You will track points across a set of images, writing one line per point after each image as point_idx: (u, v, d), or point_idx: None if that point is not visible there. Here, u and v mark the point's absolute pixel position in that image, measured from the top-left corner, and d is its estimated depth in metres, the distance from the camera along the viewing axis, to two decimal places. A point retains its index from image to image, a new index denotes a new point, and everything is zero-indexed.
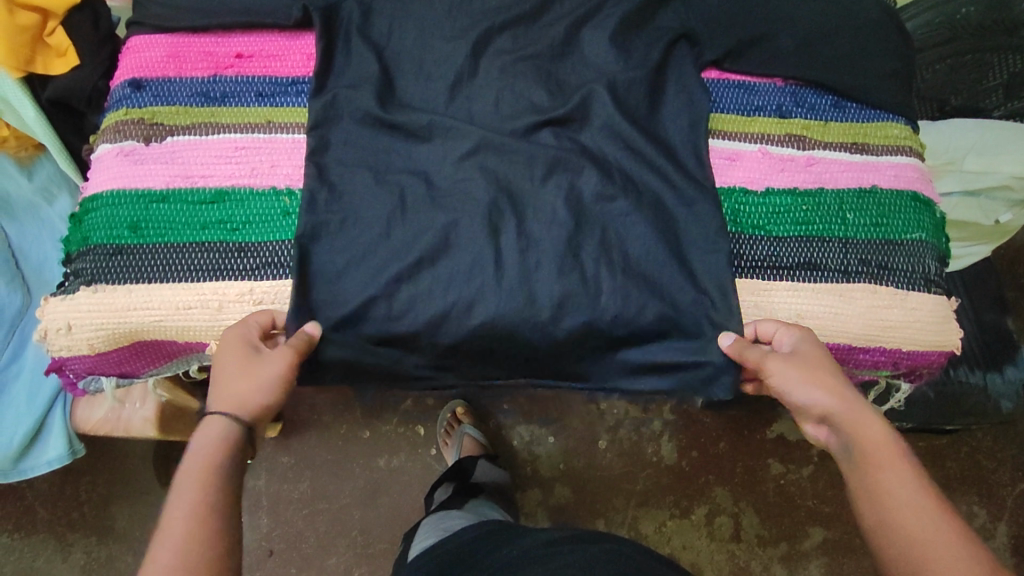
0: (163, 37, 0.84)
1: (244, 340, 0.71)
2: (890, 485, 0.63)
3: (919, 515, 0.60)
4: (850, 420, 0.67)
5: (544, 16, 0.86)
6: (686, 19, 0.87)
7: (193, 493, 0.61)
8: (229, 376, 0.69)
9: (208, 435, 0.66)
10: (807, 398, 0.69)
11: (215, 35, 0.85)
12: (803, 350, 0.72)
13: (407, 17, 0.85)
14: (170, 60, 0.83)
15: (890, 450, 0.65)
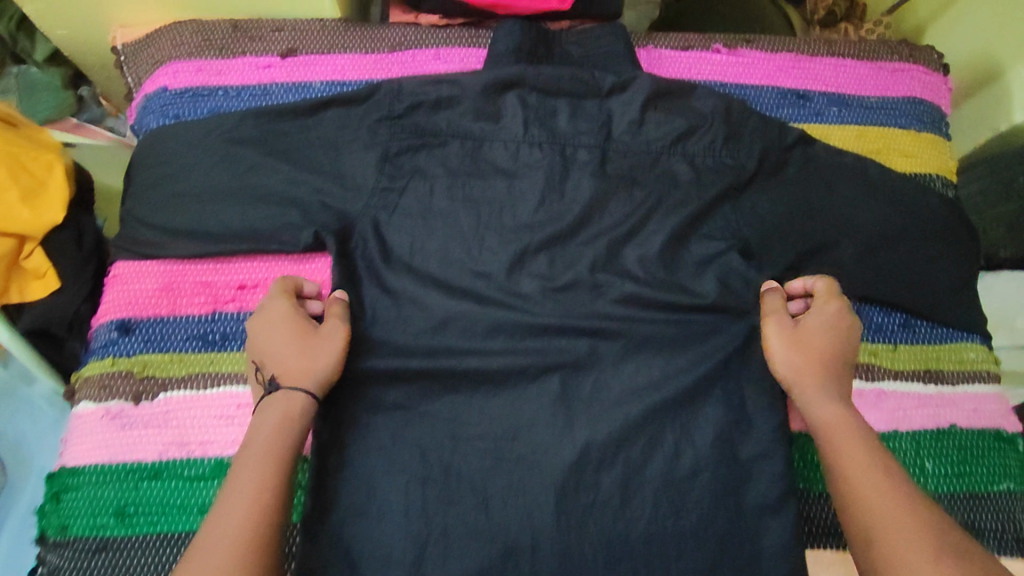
0: (155, 266, 0.76)
1: (282, 315, 0.69)
2: (841, 465, 0.62)
3: (874, 494, 0.59)
4: (805, 393, 0.69)
5: (582, 230, 0.79)
6: (736, 229, 0.80)
7: (255, 477, 0.59)
8: (281, 354, 0.67)
9: (263, 413, 0.63)
10: (784, 371, 0.71)
11: (214, 261, 0.77)
12: (805, 325, 0.73)
13: (430, 235, 0.78)
14: (163, 293, 0.75)
15: (842, 429, 0.65)
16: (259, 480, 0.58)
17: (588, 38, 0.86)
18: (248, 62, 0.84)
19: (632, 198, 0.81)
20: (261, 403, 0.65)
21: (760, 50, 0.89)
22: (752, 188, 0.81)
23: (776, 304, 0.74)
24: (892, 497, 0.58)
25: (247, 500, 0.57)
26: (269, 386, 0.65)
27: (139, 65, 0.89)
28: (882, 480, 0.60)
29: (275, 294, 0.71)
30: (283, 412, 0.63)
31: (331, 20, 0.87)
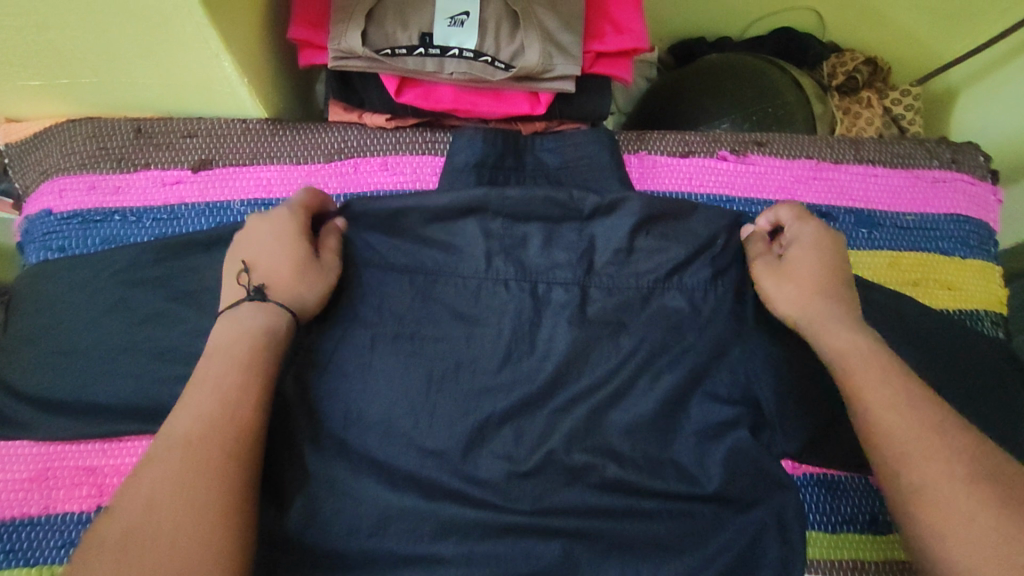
0: (27, 446, 0.62)
1: (283, 228, 0.62)
2: (865, 395, 0.54)
3: (896, 421, 0.52)
4: (813, 324, 0.60)
5: (559, 394, 0.63)
6: (747, 386, 0.64)
7: (205, 403, 0.51)
8: (276, 262, 0.61)
9: (243, 317, 0.57)
10: (786, 308, 0.62)
11: (102, 439, 0.62)
12: (794, 254, 0.64)
13: (366, 401, 0.62)
14: (34, 485, 0.61)
15: (858, 354, 0.56)
16: (215, 394, 0.52)
17: (568, 145, 0.72)
18: (152, 176, 0.70)
19: (621, 348, 0.65)
20: (243, 305, 0.58)
21: (774, 156, 0.74)
22: (765, 333, 0.67)
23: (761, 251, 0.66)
24: (915, 428, 0.51)
25: (199, 423, 0.50)
26: (255, 297, 0.59)
27: (27, 173, 0.74)
28: (906, 413, 0.52)
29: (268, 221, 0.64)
30: (255, 326, 0.57)
31: (255, 121, 0.71)
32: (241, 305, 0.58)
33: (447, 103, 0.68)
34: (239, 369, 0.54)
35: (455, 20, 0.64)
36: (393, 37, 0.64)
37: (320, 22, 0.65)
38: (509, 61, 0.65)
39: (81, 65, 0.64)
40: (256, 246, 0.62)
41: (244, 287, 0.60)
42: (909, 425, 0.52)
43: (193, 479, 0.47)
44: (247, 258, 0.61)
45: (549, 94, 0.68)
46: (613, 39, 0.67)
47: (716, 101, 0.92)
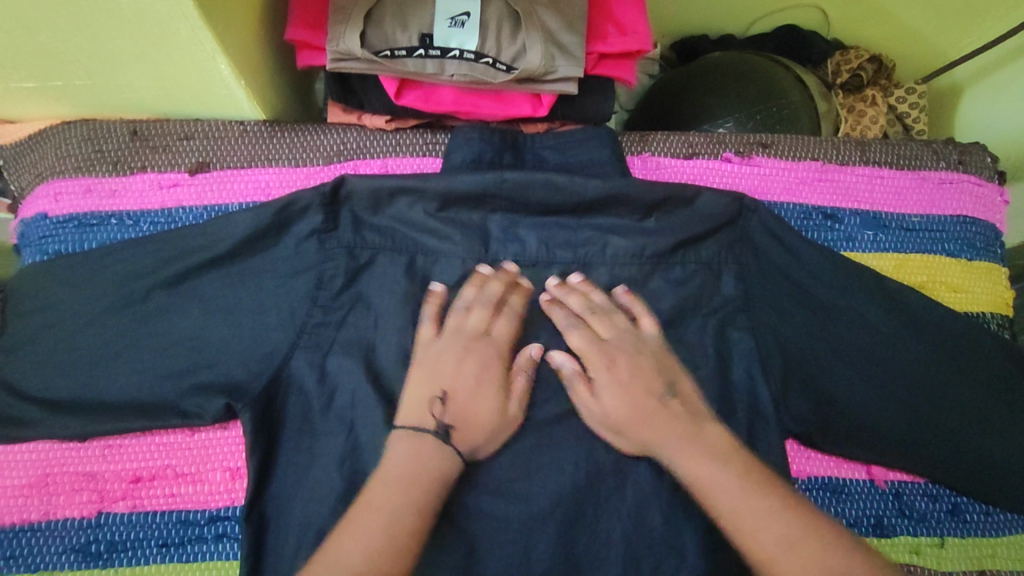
0: (24, 450, 0.61)
1: (484, 362, 0.61)
2: (648, 437, 0.58)
3: (708, 471, 0.54)
4: (632, 427, 0.59)
5: (559, 397, 0.62)
6: (750, 388, 0.64)
7: (391, 500, 0.51)
8: (475, 415, 0.58)
9: (419, 447, 0.55)
10: (632, 445, 0.59)
11: (102, 443, 0.61)
12: (591, 352, 0.62)
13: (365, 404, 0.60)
14: (32, 490, 0.60)
15: (664, 433, 0.57)
16: (384, 530, 0.49)
17: (569, 142, 0.70)
18: (149, 179, 0.69)
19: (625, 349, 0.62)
20: (422, 437, 0.56)
21: (779, 158, 0.73)
22: (775, 332, 0.65)
23: (581, 389, 0.61)
24: (756, 507, 0.52)
25: (389, 541, 0.49)
26: (439, 436, 0.56)
27: (22, 175, 0.73)
28: (718, 471, 0.54)
29: (454, 331, 0.62)
30: (421, 458, 0.54)
31: (252, 122, 0.70)
32: (414, 434, 0.56)
33: (448, 105, 0.67)
34: (416, 486, 0.53)
35: (455, 20, 0.63)
36: (392, 39, 0.63)
37: (319, 22, 0.64)
38: (511, 63, 0.63)
39: (76, 66, 0.63)
40: (438, 379, 0.59)
41: (438, 417, 0.57)
42: (716, 483, 0.54)
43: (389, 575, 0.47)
44: (444, 387, 0.59)
45: (551, 95, 0.67)
46: (617, 39, 0.66)
47: (718, 101, 0.91)
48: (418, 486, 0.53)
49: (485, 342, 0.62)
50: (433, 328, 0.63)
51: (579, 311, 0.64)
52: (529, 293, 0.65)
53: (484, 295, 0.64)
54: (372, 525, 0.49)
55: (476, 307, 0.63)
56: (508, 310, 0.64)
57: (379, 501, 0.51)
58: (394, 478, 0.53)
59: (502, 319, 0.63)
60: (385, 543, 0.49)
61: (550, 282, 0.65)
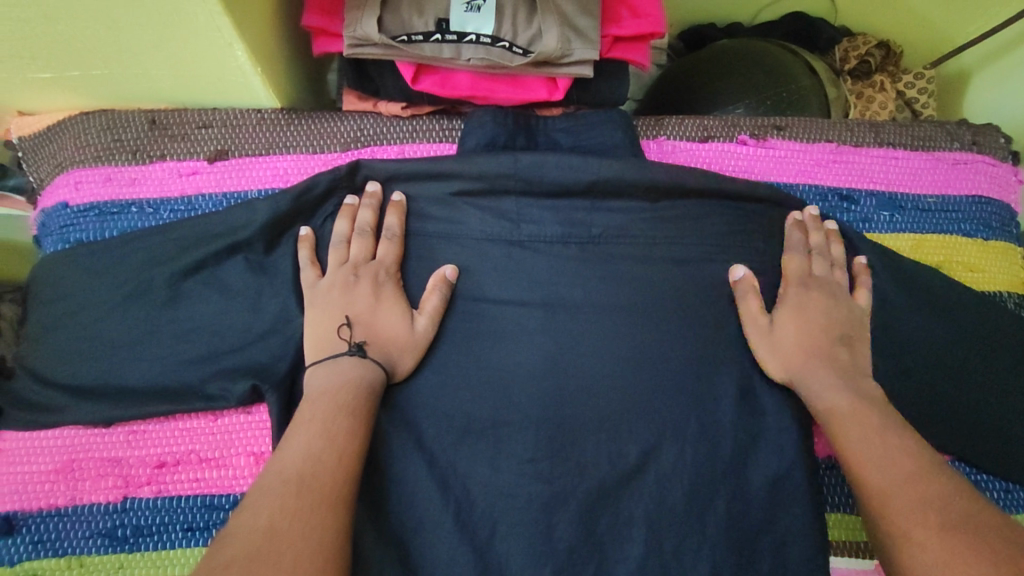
0: (49, 436, 0.61)
1: (366, 284, 0.62)
2: (828, 402, 0.59)
3: (899, 461, 0.52)
4: (802, 314, 0.64)
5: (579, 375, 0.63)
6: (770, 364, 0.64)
7: (336, 424, 0.52)
8: (395, 335, 0.60)
9: (340, 369, 0.57)
10: (781, 371, 0.62)
11: (125, 429, 0.61)
12: (819, 285, 0.66)
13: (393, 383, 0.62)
14: (58, 475, 0.60)
15: (817, 371, 0.61)
16: (323, 433, 0.51)
17: (583, 126, 0.71)
18: (168, 167, 0.69)
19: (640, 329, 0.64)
20: (337, 360, 0.57)
21: (794, 140, 0.73)
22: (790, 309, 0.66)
23: (753, 308, 0.64)
24: (918, 482, 0.50)
25: (328, 442, 0.50)
26: (355, 353, 0.58)
27: (42, 166, 0.74)
28: (887, 452, 0.53)
29: (336, 263, 0.63)
30: (352, 378, 0.56)
31: (269, 111, 0.70)
32: (337, 362, 0.57)
33: (464, 90, 0.67)
34: (345, 413, 0.53)
35: (471, 5, 0.63)
36: (409, 24, 0.63)
37: (334, 8, 0.65)
38: (527, 46, 0.64)
39: (93, 55, 0.63)
40: (338, 307, 0.60)
41: (347, 340, 0.59)
42: (890, 463, 0.52)
43: (333, 469, 0.48)
44: (348, 314, 0.60)
45: (566, 79, 0.67)
46: (631, 22, 0.66)
47: (729, 87, 0.91)
48: (325, 409, 0.53)
49: (374, 266, 0.63)
50: (316, 270, 0.63)
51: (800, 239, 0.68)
52: (403, 209, 0.66)
53: (385, 228, 0.65)
54: (310, 435, 0.50)
55: (356, 237, 0.64)
56: (388, 233, 0.65)
57: (307, 416, 0.52)
58: (319, 402, 0.54)
59: (388, 242, 0.64)
60: (326, 446, 0.50)
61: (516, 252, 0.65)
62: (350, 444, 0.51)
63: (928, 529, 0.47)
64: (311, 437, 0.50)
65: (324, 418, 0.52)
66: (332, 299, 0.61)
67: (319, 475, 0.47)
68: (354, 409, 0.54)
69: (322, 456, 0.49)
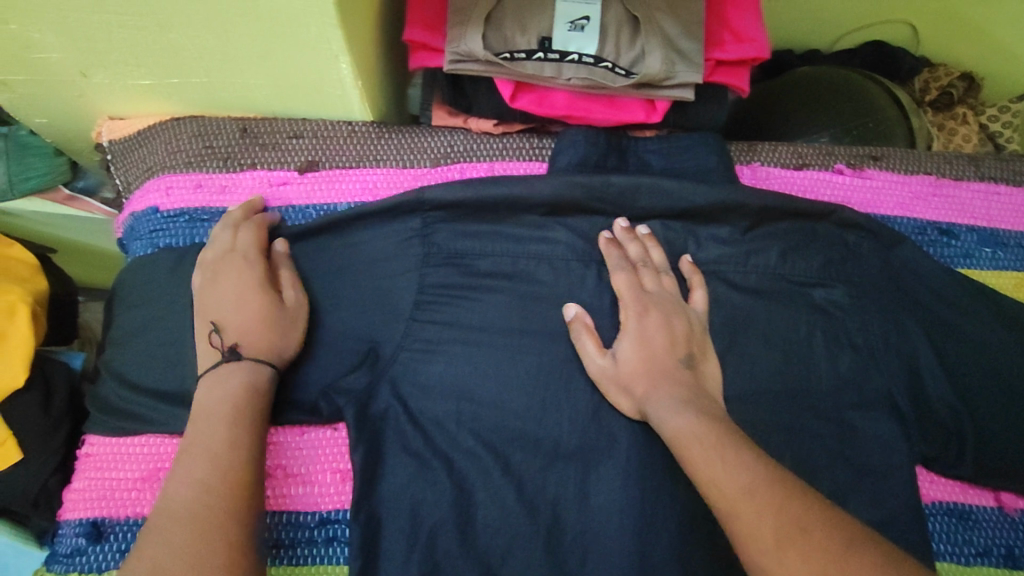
0: (134, 445, 0.60)
1: (229, 272, 0.59)
2: (664, 394, 0.57)
3: (732, 476, 0.50)
4: (648, 321, 0.60)
5: None
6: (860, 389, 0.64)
7: (224, 444, 0.50)
8: (244, 318, 0.57)
9: (220, 379, 0.54)
10: (625, 393, 0.59)
11: None
12: (662, 294, 0.62)
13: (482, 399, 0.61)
14: (144, 484, 0.59)
15: (671, 380, 0.57)
16: (211, 461, 0.49)
17: (674, 149, 0.70)
18: (259, 176, 0.69)
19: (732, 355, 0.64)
20: (220, 368, 0.55)
21: (891, 171, 0.72)
22: (882, 340, 0.65)
23: (591, 346, 0.61)
24: (783, 501, 0.48)
25: (216, 470, 0.48)
26: (229, 356, 0.55)
27: (131, 169, 0.74)
28: (737, 468, 0.50)
29: (213, 262, 0.61)
30: (231, 385, 0.54)
31: (360, 123, 0.70)
32: (221, 369, 0.55)
33: (561, 110, 0.66)
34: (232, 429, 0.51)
35: (575, 24, 0.62)
36: (511, 41, 0.63)
37: (436, 24, 0.65)
38: (629, 68, 0.63)
39: (196, 64, 0.63)
40: (207, 313, 0.58)
41: (217, 348, 0.56)
42: (730, 475, 0.50)
43: (223, 501, 0.47)
44: (214, 318, 0.57)
45: (666, 101, 0.66)
46: (734, 46, 0.65)
47: (811, 114, 0.90)
48: (210, 428, 0.51)
49: (242, 256, 0.60)
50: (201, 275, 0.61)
51: (636, 253, 0.64)
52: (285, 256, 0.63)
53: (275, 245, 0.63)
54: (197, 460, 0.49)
55: (234, 239, 0.62)
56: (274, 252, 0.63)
57: (195, 439, 0.50)
58: (202, 417, 0.52)
59: (253, 233, 0.62)
60: (214, 474, 0.48)
61: (605, 232, 0.66)
62: (241, 465, 0.50)
63: (773, 540, 0.46)
64: (202, 465, 0.48)
65: (217, 442, 0.50)
66: (212, 301, 0.58)
67: (208, 513, 0.46)
68: (244, 420, 0.52)
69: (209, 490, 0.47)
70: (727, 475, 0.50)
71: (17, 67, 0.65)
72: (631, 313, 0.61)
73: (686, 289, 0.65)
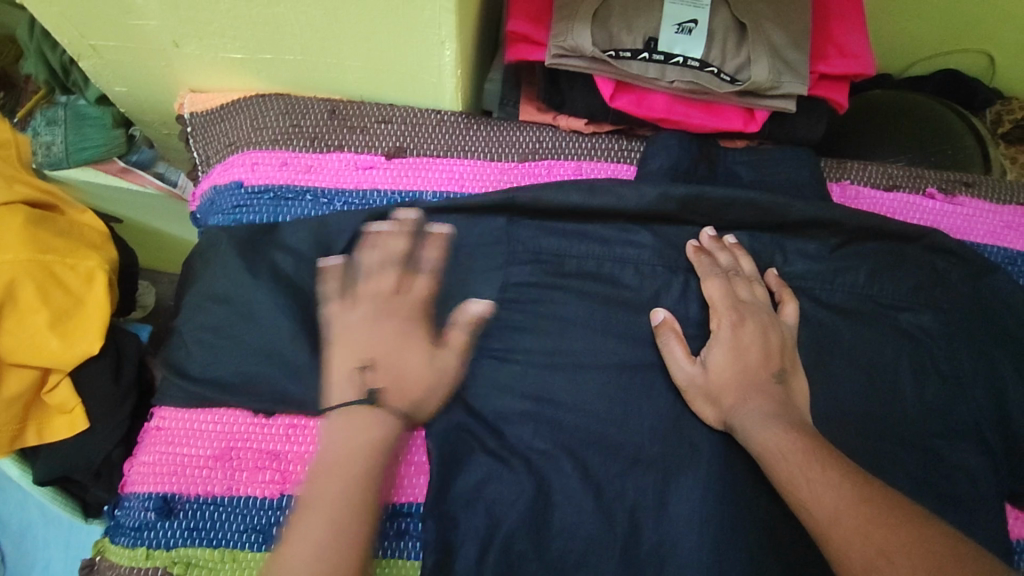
0: (208, 422, 0.59)
1: (407, 327, 0.57)
2: (752, 406, 0.55)
3: (823, 492, 0.47)
4: (743, 333, 0.59)
5: None
6: (951, 419, 0.61)
7: (329, 495, 0.48)
8: (408, 374, 0.56)
9: (355, 427, 0.52)
10: (710, 402, 0.57)
11: (286, 424, 0.59)
12: (755, 304, 0.60)
13: (564, 400, 0.59)
14: (216, 463, 0.58)
15: (758, 392, 0.56)
16: (333, 524, 0.46)
17: (763, 162, 0.69)
18: (345, 159, 0.68)
19: (821, 373, 0.61)
20: (351, 412, 0.53)
21: (982, 199, 0.71)
22: (975, 371, 0.63)
23: (677, 351, 0.59)
24: (889, 519, 0.45)
25: (336, 537, 0.46)
26: (366, 401, 0.53)
27: (210, 143, 0.73)
28: (827, 480, 0.48)
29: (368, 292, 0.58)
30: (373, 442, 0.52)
31: (449, 112, 0.70)
32: (354, 411, 0.53)
33: (659, 112, 0.65)
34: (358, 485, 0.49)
35: (683, 26, 0.61)
36: (617, 39, 0.62)
37: (540, 18, 0.64)
38: (734, 74, 0.62)
39: (296, 41, 0.63)
40: (359, 347, 0.56)
41: (363, 387, 0.54)
42: (821, 488, 0.47)
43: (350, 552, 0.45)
44: (366, 355, 0.55)
45: (765, 111, 0.65)
46: (839, 61, 0.65)
47: (887, 139, 0.89)
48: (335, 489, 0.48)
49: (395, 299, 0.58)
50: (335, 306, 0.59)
51: (727, 261, 0.63)
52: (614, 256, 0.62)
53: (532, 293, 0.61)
54: (314, 514, 0.47)
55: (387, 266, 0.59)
56: (427, 268, 0.61)
57: (312, 497, 0.48)
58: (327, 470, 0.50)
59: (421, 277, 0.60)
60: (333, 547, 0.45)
61: (693, 242, 0.64)
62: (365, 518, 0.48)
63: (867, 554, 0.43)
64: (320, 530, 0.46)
65: (359, 497, 0.48)
66: (362, 331, 0.56)
67: None
68: (362, 478, 0.49)
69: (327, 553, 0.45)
70: (817, 495, 0.47)
71: (112, 32, 0.65)
72: (724, 323, 0.59)
73: (775, 302, 0.63)
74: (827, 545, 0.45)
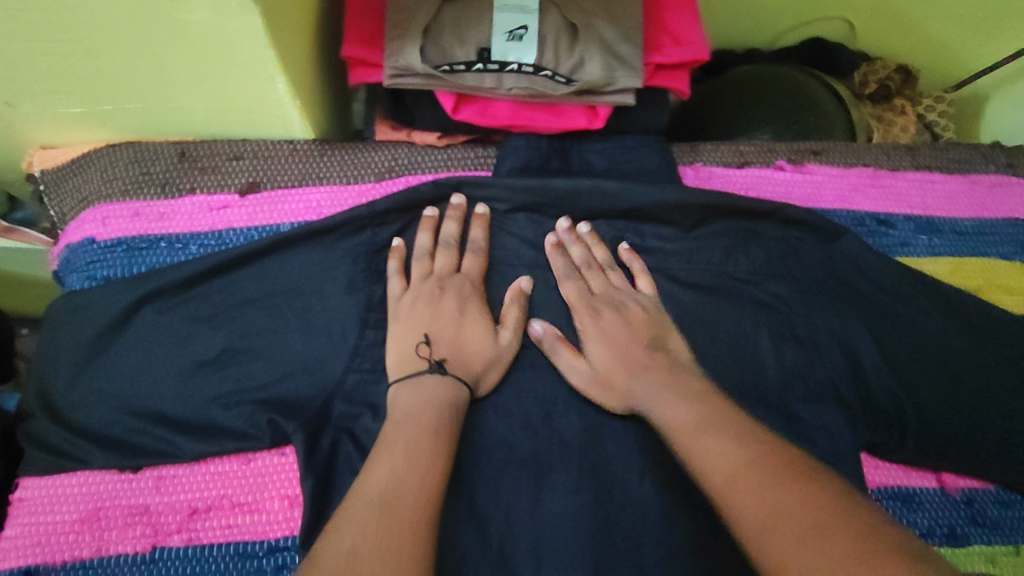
0: (73, 486, 0.58)
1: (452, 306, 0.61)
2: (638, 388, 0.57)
3: (721, 461, 0.48)
4: (601, 321, 0.62)
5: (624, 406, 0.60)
6: (811, 381, 0.64)
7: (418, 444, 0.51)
8: (464, 343, 0.59)
9: (426, 389, 0.55)
10: (597, 388, 0.59)
11: (154, 477, 0.59)
12: (607, 294, 0.63)
13: None
14: (83, 526, 0.57)
15: (643, 372, 0.58)
16: (405, 455, 0.50)
17: (617, 152, 0.70)
18: (198, 202, 0.67)
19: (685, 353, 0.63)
20: (421, 380, 0.56)
21: (829, 165, 0.74)
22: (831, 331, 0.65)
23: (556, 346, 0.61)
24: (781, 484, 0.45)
25: (412, 463, 0.49)
26: (436, 370, 0.57)
27: (64, 200, 0.71)
28: (724, 447, 0.49)
29: (421, 276, 0.63)
30: (439, 398, 0.55)
31: (302, 142, 0.69)
32: (421, 380, 0.56)
33: (505, 119, 0.66)
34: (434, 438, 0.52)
35: (514, 33, 0.62)
36: (450, 53, 0.62)
37: (374, 39, 0.64)
38: (569, 75, 0.63)
39: (128, 90, 0.61)
40: (422, 322, 0.60)
41: (425, 357, 0.58)
42: (718, 459, 0.48)
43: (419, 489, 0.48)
44: (429, 331, 0.59)
45: (607, 107, 0.67)
46: (673, 50, 0.66)
47: (751, 113, 0.91)
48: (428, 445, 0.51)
49: (459, 280, 0.62)
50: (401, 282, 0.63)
51: (580, 254, 0.65)
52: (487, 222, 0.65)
53: (471, 242, 0.64)
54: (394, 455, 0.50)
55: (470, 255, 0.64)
56: (473, 246, 0.64)
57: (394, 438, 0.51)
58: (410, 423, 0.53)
59: (473, 255, 0.64)
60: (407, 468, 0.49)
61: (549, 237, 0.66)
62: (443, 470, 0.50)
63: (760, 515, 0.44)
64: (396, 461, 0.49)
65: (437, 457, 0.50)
66: (449, 311, 0.61)
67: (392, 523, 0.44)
68: (440, 433, 0.53)
69: (407, 478, 0.48)
70: (713, 457, 0.49)
71: None
72: (581, 314, 0.62)
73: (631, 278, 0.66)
74: (727, 508, 0.46)
